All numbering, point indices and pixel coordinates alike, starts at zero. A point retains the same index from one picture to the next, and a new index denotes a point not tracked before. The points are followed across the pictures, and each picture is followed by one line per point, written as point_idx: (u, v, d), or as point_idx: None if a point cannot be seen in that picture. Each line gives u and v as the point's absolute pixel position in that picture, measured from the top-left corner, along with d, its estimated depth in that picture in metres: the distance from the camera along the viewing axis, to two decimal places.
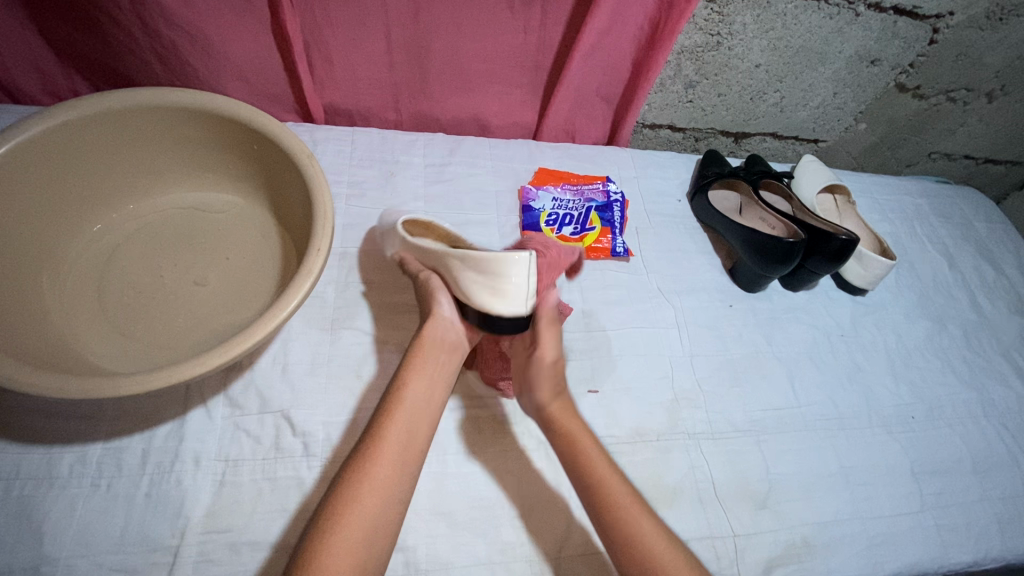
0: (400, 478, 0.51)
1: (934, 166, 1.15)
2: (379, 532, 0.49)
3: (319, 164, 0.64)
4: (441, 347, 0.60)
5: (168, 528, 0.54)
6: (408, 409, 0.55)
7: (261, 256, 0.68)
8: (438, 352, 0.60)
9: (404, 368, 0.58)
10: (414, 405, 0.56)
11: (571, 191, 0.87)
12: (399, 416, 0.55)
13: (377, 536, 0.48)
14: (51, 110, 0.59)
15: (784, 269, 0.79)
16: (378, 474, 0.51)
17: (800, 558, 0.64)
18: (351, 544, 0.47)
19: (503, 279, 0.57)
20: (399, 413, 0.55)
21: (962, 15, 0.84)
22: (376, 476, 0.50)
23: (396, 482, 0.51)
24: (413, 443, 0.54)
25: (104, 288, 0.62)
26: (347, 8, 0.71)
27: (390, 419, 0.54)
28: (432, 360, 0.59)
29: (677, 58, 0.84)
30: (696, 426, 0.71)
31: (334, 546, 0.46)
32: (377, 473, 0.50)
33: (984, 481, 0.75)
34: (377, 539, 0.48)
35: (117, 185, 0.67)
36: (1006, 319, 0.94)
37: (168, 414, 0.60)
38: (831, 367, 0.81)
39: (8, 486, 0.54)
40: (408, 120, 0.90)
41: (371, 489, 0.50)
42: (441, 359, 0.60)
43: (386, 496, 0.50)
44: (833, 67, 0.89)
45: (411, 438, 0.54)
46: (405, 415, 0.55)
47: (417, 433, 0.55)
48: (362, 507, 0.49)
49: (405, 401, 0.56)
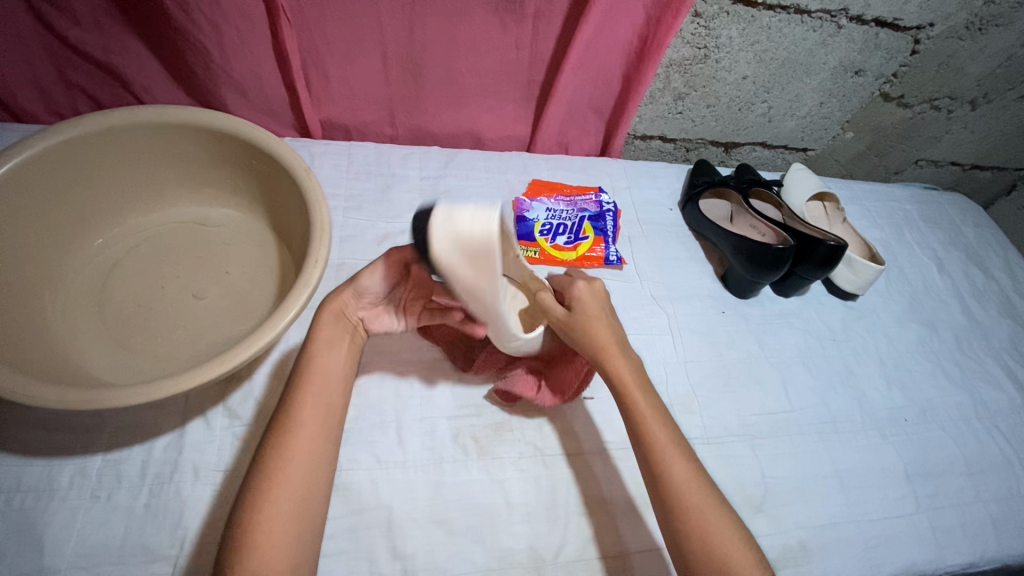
0: (322, 444, 0.52)
1: (922, 173, 1.17)
2: (312, 508, 0.49)
3: (316, 178, 0.65)
4: (339, 319, 0.58)
5: (167, 538, 0.55)
6: (324, 378, 0.55)
7: (259, 269, 0.70)
8: (336, 323, 0.58)
9: (309, 342, 0.56)
10: (325, 377, 0.55)
11: (564, 201, 0.88)
12: (312, 384, 0.54)
13: (308, 511, 0.49)
14: (56, 129, 0.61)
15: (772, 275, 0.81)
16: (297, 449, 0.50)
17: (797, 562, 0.65)
18: (280, 521, 0.47)
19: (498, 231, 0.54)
20: (312, 385, 0.54)
21: (941, 26, 0.86)
22: (298, 448, 0.50)
23: (319, 456, 0.51)
24: (330, 411, 0.54)
25: (105, 301, 0.63)
26: (343, 28, 0.73)
27: (304, 388, 0.53)
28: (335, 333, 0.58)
29: (666, 71, 0.86)
30: (690, 431, 0.72)
31: (265, 523, 0.46)
32: (297, 445, 0.50)
33: (977, 483, 0.76)
34: (312, 515, 0.49)
35: (120, 200, 0.69)
36: (995, 322, 0.95)
37: (168, 425, 0.61)
38: (825, 372, 0.82)
39: (9, 499, 0.54)
40: (404, 135, 0.92)
41: (295, 462, 0.50)
42: (346, 335, 0.59)
43: (312, 470, 0.50)
44: (818, 78, 0.91)
45: (327, 408, 0.54)
46: (317, 386, 0.54)
47: (334, 406, 0.54)
48: (293, 481, 0.49)
49: (317, 373, 0.55)
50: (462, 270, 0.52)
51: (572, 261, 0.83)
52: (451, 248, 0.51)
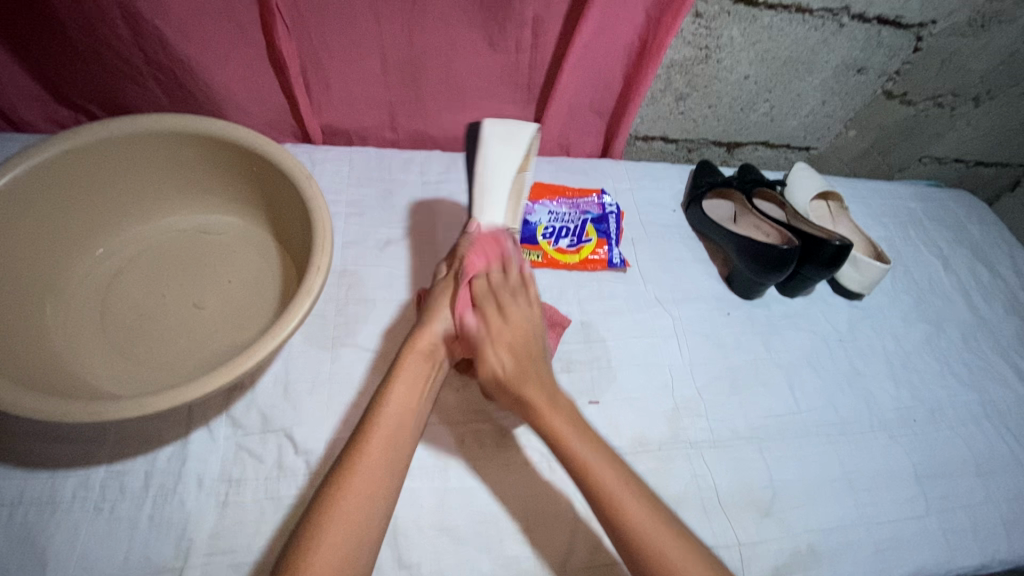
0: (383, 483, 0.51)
1: (926, 170, 1.16)
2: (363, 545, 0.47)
3: (317, 185, 0.64)
4: (426, 357, 0.61)
5: (171, 550, 0.54)
6: (392, 417, 0.55)
7: (261, 277, 0.69)
8: (422, 361, 0.60)
9: (388, 383, 0.57)
10: (397, 419, 0.55)
11: (567, 204, 0.88)
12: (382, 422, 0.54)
13: (362, 546, 0.47)
14: (55, 139, 0.61)
15: (778, 276, 0.80)
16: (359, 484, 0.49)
17: (805, 566, 0.64)
18: (328, 559, 0.45)
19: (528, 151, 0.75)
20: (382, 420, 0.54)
21: (944, 22, 0.86)
22: (355, 487, 0.49)
23: (382, 489, 0.50)
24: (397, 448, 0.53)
25: (107, 311, 0.63)
26: (343, 33, 0.73)
27: (373, 426, 0.53)
28: (416, 372, 0.59)
29: (667, 72, 0.85)
30: (697, 435, 0.71)
31: (313, 563, 0.45)
32: (359, 480, 0.50)
33: (988, 483, 0.75)
34: (362, 553, 0.47)
35: (119, 210, 0.68)
36: (1002, 320, 0.95)
37: (172, 435, 0.60)
38: (831, 372, 0.81)
39: (12, 512, 0.54)
40: (405, 139, 0.91)
41: (355, 497, 0.49)
42: (425, 370, 0.60)
43: (365, 507, 0.49)
44: (820, 77, 0.91)
45: (394, 440, 0.53)
46: (387, 428, 0.54)
47: (401, 442, 0.54)
48: (350, 515, 0.48)
49: (388, 414, 0.55)
50: (495, 140, 0.73)
51: (575, 264, 0.82)
52: (496, 126, 0.74)
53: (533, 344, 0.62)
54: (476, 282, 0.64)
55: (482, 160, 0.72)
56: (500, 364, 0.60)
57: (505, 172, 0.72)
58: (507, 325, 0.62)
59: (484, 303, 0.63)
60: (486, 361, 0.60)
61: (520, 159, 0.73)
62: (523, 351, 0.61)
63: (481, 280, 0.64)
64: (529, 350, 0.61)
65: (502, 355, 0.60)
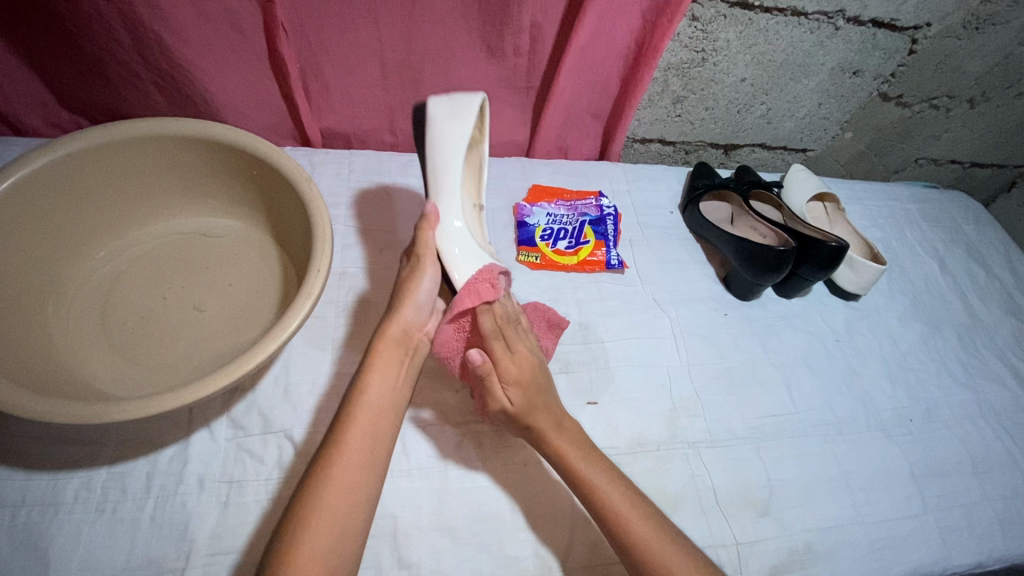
0: (366, 478, 0.51)
1: (922, 172, 1.17)
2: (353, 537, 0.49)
3: (317, 187, 0.65)
4: (399, 343, 0.61)
5: (172, 551, 0.55)
6: (371, 409, 0.55)
7: (261, 279, 0.70)
8: (395, 348, 0.60)
9: (364, 368, 0.58)
10: (374, 406, 0.56)
11: (565, 206, 0.89)
12: (362, 415, 0.55)
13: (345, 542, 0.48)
14: (56, 143, 0.61)
15: (775, 276, 0.80)
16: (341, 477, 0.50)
17: (802, 565, 0.65)
18: (317, 550, 0.46)
19: (477, 125, 0.69)
20: (360, 413, 0.55)
21: (939, 25, 0.86)
22: (341, 479, 0.50)
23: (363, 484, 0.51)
24: (378, 442, 0.54)
25: (108, 314, 0.63)
26: (343, 39, 0.73)
27: (352, 418, 0.54)
28: (391, 358, 0.59)
29: (664, 75, 0.86)
30: (695, 435, 0.72)
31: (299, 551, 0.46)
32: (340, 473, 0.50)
33: (984, 482, 0.76)
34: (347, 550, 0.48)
35: (120, 213, 0.69)
36: (999, 320, 0.95)
37: (173, 436, 0.61)
38: (828, 372, 0.82)
39: (15, 513, 0.54)
40: (404, 142, 0.92)
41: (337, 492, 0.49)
42: (399, 356, 0.60)
43: (355, 500, 0.50)
44: (816, 79, 0.91)
45: (375, 436, 0.54)
46: (367, 416, 0.55)
47: (382, 436, 0.54)
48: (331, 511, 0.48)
49: (367, 402, 0.55)
50: (442, 119, 0.67)
51: (573, 266, 0.83)
52: (441, 106, 0.67)
53: (540, 375, 0.61)
54: (480, 317, 0.60)
55: (431, 144, 0.67)
56: (510, 402, 0.58)
57: (456, 152, 0.67)
58: (510, 363, 0.59)
59: (492, 340, 0.60)
60: (495, 399, 0.58)
61: (467, 133, 0.66)
62: (532, 385, 0.60)
63: (485, 316, 0.60)
64: (537, 382, 0.60)
65: (512, 393, 0.58)
